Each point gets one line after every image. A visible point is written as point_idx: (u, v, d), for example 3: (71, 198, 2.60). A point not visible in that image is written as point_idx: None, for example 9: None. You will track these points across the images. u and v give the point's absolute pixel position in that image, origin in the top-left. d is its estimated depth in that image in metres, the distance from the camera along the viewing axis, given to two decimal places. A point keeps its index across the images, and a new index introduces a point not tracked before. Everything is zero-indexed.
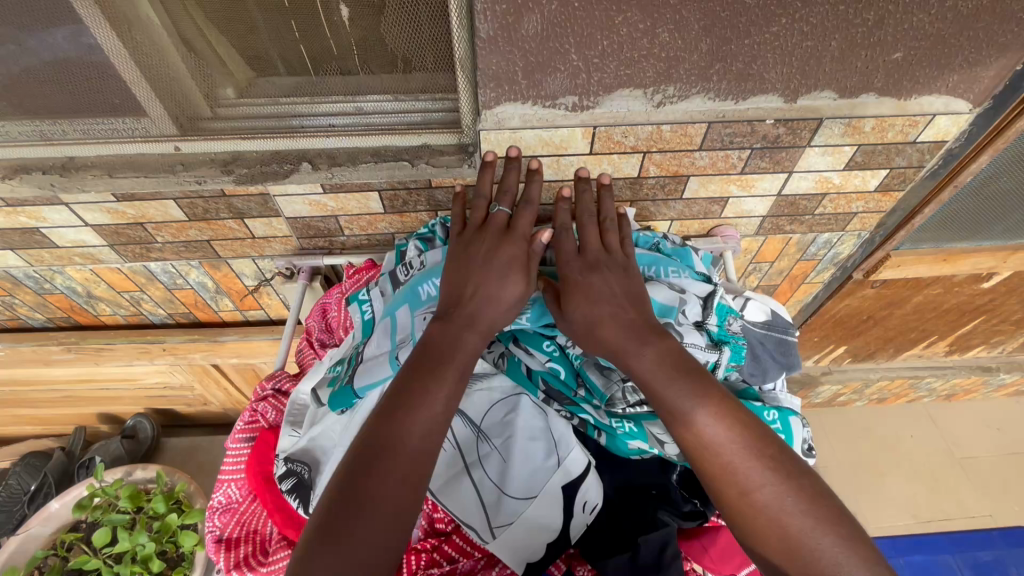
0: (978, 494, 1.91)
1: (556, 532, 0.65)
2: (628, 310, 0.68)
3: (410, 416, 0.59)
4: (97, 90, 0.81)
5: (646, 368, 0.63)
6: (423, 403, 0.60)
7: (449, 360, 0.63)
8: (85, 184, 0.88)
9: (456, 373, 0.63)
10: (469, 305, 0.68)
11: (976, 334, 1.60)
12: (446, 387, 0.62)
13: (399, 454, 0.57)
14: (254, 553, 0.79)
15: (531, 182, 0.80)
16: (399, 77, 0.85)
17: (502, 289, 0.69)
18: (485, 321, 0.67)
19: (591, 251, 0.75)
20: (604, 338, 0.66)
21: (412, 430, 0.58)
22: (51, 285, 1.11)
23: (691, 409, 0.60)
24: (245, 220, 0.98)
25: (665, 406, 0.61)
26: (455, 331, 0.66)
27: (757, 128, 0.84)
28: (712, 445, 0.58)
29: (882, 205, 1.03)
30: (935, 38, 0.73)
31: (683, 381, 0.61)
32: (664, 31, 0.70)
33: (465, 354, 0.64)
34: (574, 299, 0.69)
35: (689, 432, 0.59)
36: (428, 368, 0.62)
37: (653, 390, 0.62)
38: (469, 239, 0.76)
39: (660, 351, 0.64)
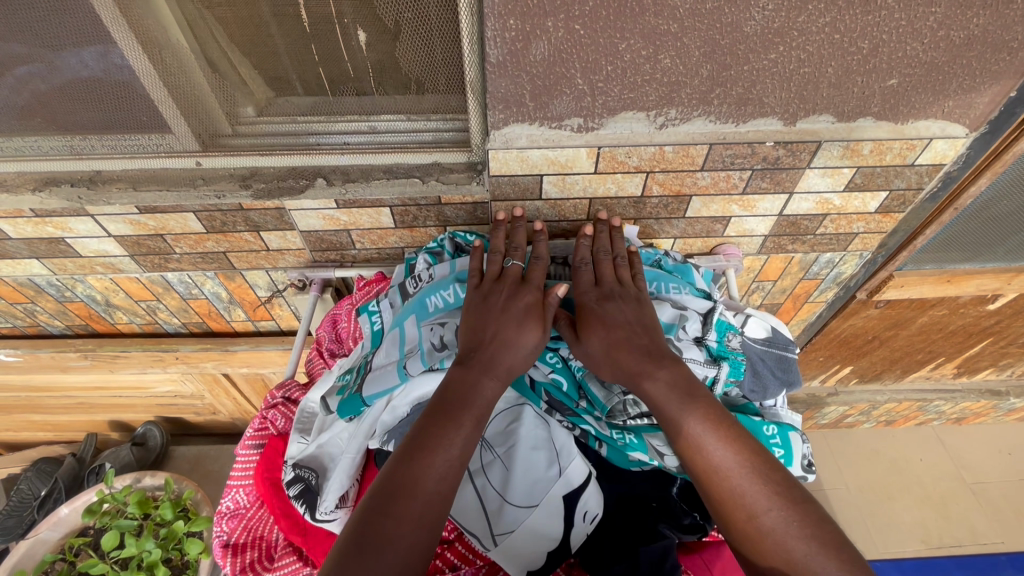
0: (990, 521, 1.88)
1: (556, 540, 0.66)
2: (642, 335, 0.70)
3: (429, 458, 0.59)
4: (126, 108, 0.85)
5: (659, 393, 0.65)
6: (439, 445, 0.60)
7: (467, 403, 0.63)
8: (111, 197, 0.92)
9: (474, 416, 0.63)
10: (487, 350, 0.68)
11: (983, 357, 1.60)
12: (463, 431, 0.62)
13: (415, 496, 0.57)
14: (261, 559, 0.81)
15: (539, 240, 0.81)
16: (412, 98, 0.89)
17: (522, 335, 0.69)
18: (504, 365, 0.67)
19: (606, 284, 0.77)
20: (621, 363, 0.68)
21: (429, 472, 0.58)
22: (72, 293, 1.15)
23: (701, 434, 0.61)
24: (260, 233, 1.01)
25: (676, 430, 0.63)
26: (473, 376, 0.65)
27: (757, 150, 0.87)
28: (721, 469, 0.59)
29: (883, 226, 1.05)
30: (929, 66, 0.76)
31: (693, 406, 0.63)
32: (666, 58, 0.74)
33: (484, 397, 0.64)
34: (589, 328, 0.71)
35: (698, 455, 0.61)
36: (446, 410, 0.63)
37: (664, 414, 0.64)
38: (487, 290, 0.74)
39: (673, 374, 0.66)
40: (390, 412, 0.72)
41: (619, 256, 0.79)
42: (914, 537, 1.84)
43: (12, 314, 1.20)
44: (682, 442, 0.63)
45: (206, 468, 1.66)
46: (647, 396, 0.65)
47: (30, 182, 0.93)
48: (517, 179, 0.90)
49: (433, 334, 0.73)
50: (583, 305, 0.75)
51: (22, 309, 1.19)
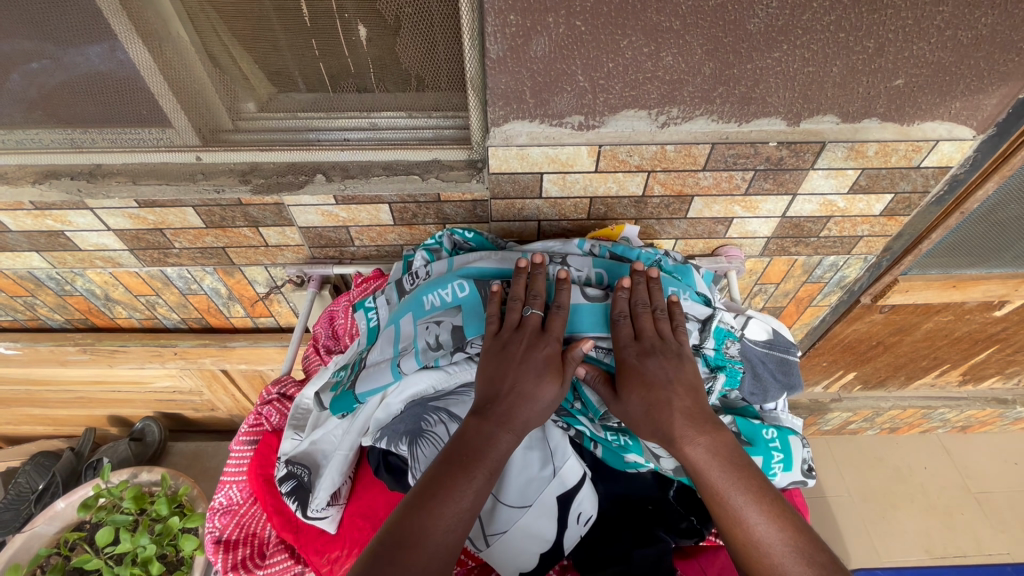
0: (996, 531, 1.85)
1: (549, 542, 0.64)
2: (683, 396, 0.63)
3: (438, 510, 0.54)
4: (126, 101, 0.85)
5: (699, 458, 0.58)
6: (450, 497, 0.55)
7: (481, 456, 0.58)
8: (110, 190, 0.92)
9: (488, 470, 0.58)
10: (504, 403, 0.62)
11: (989, 364, 1.58)
12: (476, 485, 0.57)
13: (420, 549, 0.52)
14: (252, 556, 0.80)
15: (562, 287, 0.72)
16: (412, 95, 0.88)
17: (541, 390, 0.63)
18: (522, 419, 0.61)
19: (646, 337, 0.68)
20: (660, 424, 0.61)
21: (438, 525, 0.53)
22: (71, 286, 1.15)
23: (744, 507, 0.55)
24: (259, 229, 1.01)
25: (714, 498, 0.57)
26: (489, 428, 0.60)
27: (760, 150, 0.86)
28: (761, 545, 0.54)
29: (887, 230, 1.03)
30: (935, 66, 0.75)
31: (737, 475, 0.57)
32: (668, 55, 0.73)
33: (499, 451, 0.59)
34: (628, 384, 0.64)
35: (736, 527, 0.55)
36: (458, 461, 0.58)
37: (702, 480, 0.58)
38: (505, 340, 0.68)
39: (716, 441, 0.59)
40: (384, 409, 0.72)
41: (659, 308, 0.71)
42: (918, 546, 1.81)
43: (12, 307, 1.20)
44: (718, 511, 0.57)
45: (204, 464, 1.65)
46: (685, 459, 0.59)
47: (30, 176, 0.93)
48: (517, 177, 0.89)
49: (428, 333, 0.71)
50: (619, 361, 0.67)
51: (22, 302, 1.19)
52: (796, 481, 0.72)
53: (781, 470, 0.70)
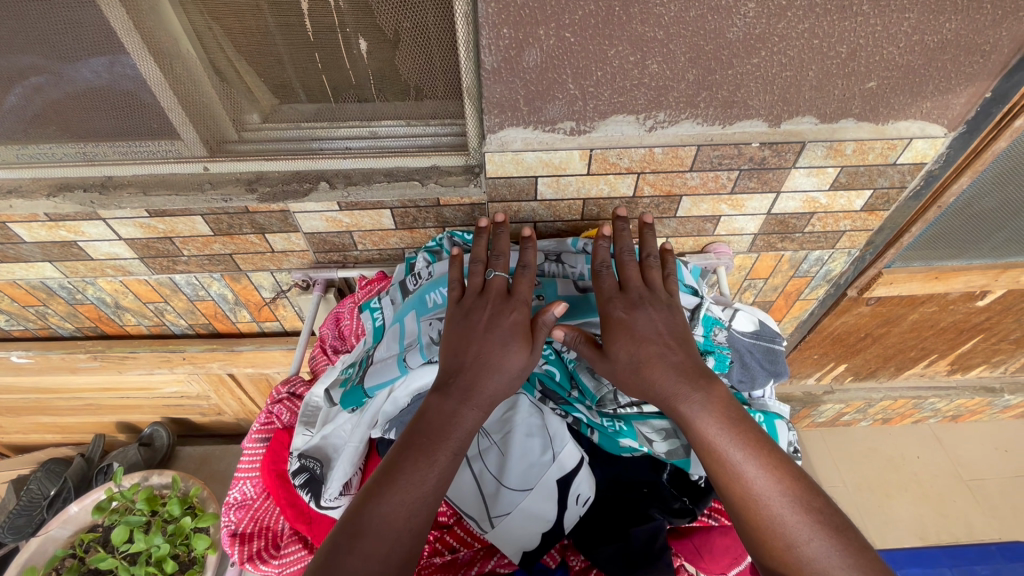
0: (988, 518, 1.89)
1: (549, 522, 0.68)
2: (674, 351, 0.66)
3: (398, 495, 0.57)
4: (137, 115, 0.89)
5: (696, 417, 0.61)
6: (410, 482, 0.58)
7: (444, 437, 0.61)
8: (122, 201, 0.95)
9: (452, 449, 0.61)
10: (469, 375, 0.65)
11: (976, 353, 1.62)
12: (437, 467, 0.59)
13: (382, 534, 0.55)
14: (267, 548, 0.84)
15: (528, 247, 0.77)
16: (411, 104, 0.92)
17: (504, 358, 0.66)
18: (486, 393, 0.64)
19: (632, 288, 0.73)
20: (654, 381, 0.64)
21: (398, 511, 0.56)
22: (82, 295, 1.18)
23: (742, 463, 0.58)
24: (265, 236, 1.05)
25: (712, 455, 0.60)
26: (453, 406, 0.63)
27: (744, 151, 0.90)
28: (761, 497, 0.57)
29: (869, 224, 1.08)
30: (906, 69, 0.79)
31: (730, 431, 0.60)
32: (653, 63, 0.77)
33: (463, 430, 0.62)
34: (618, 338, 0.68)
35: (736, 482, 0.58)
36: (420, 443, 0.61)
37: (701, 439, 0.61)
38: (469, 306, 0.72)
39: (709, 396, 0.62)
40: (391, 402, 0.75)
41: (649, 257, 0.76)
42: (911, 533, 1.86)
43: (23, 316, 1.24)
44: (718, 469, 0.59)
45: (212, 468, 1.68)
46: (681, 419, 0.62)
47: (44, 188, 0.96)
48: (513, 181, 0.94)
49: (431, 329, 0.76)
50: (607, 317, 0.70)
51: (33, 311, 1.22)
52: None
53: None
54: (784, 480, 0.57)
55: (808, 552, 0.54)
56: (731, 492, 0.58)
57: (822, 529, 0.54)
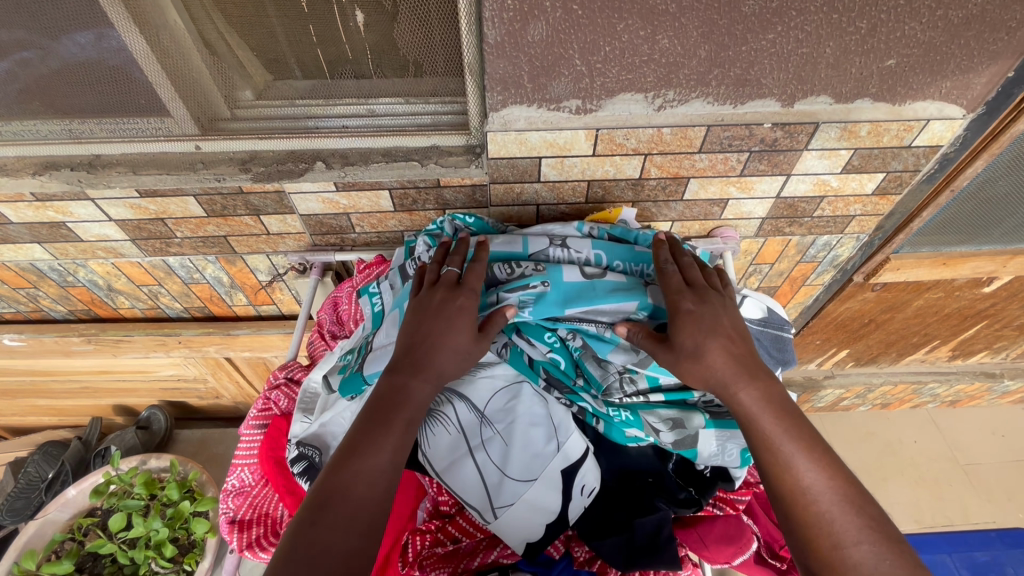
0: (983, 501, 1.91)
1: (554, 513, 0.67)
2: (737, 345, 0.63)
3: (357, 464, 0.57)
4: (124, 91, 0.85)
5: (753, 406, 0.60)
6: (367, 452, 0.58)
7: (396, 409, 0.61)
8: (111, 181, 0.92)
9: (406, 419, 0.61)
10: (416, 355, 0.64)
11: (978, 339, 1.62)
12: (391, 436, 0.59)
13: (345, 505, 0.55)
14: (267, 535, 0.84)
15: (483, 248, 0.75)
16: (410, 81, 0.89)
17: (452, 337, 0.65)
18: (437, 368, 0.64)
19: (699, 284, 0.68)
20: (714, 368, 0.62)
21: (357, 479, 0.56)
22: (74, 278, 1.15)
23: (794, 454, 0.57)
24: (260, 217, 1.02)
25: (764, 443, 0.59)
26: (403, 380, 0.62)
27: (755, 132, 0.87)
28: (810, 490, 0.56)
29: (879, 209, 1.05)
30: (927, 46, 0.76)
31: (785, 421, 0.59)
32: (664, 38, 0.74)
33: (414, 401, 0.62)
34: (684, 327, 0.63)
35: (786, 473, 0.57)
36: (375, 416, 0.60)
37: (756, 426, 0.60)
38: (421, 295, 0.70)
39: (769, 390, 0.61)
40: None
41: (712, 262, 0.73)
42: (907, 516, 1.87)
43: (13, 298, 1.21)
44: (767, 458, 0.59)
45: (210, 451, 1.67)
46: (736, 406, 0.61)
47: (29, 167, 0.93)
48: (516, 162, 0.90)
49: None
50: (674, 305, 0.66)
51: (24, 294, 1.20)
52: None
53: None
54: (814, 475, 0.56)
55: (825, 548, 0.53)
56: (779, 485, 0.57)
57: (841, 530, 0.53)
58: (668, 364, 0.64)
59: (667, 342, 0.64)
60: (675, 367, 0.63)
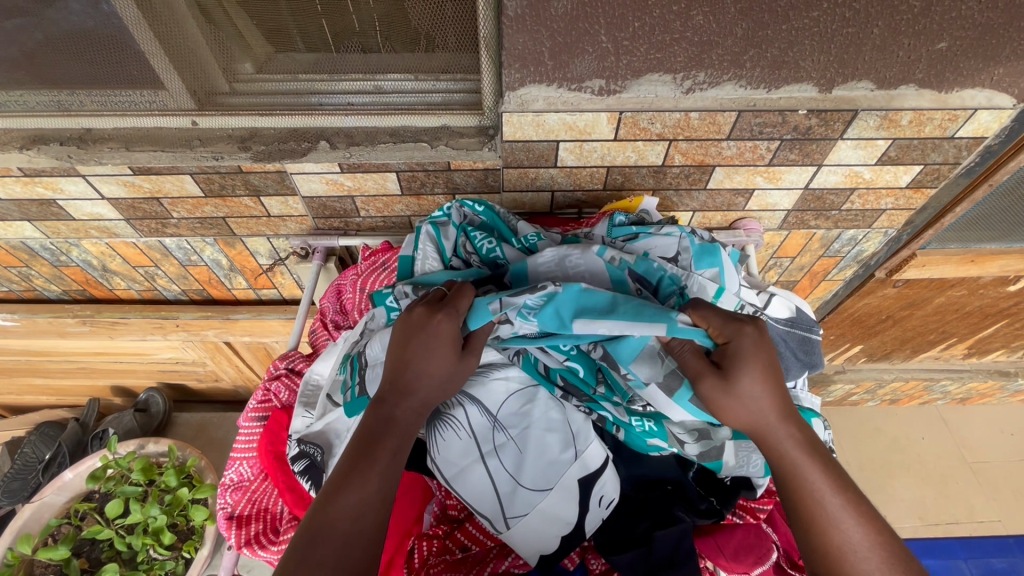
0: (989, 500, 1.89)
1: (570, 525, 0.64)
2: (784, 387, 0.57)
3: (341, 498, 0.52)
4: (116, 60, 0.80)
5: (797, 454, 0.54)
6: (351, 484, 0.53)
7: (380, 437, 0.56)
8: (102, 157, 0.87)
9: (391, 449, 0.56)
10: (397, 379, 0.59)
11: (996, 338, 1.57)
12: (376, 467, 0.54)
13: (328, 543, 0.50)
14: (265, 532, 0.80)
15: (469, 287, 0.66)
16: (421, 56, 0.83)
17: (431, 362, 0.59)
18: (420, 394, 0.58)
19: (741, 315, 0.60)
20: (765, 413, 0.54)
21: (341, 517, 0.51)
22: (67, 257, 1.11)
23: (840, 510, 0.52)
24: (261, 198, 0.97)
25: (812, 500, 0.53)
26: (386, 408, 0.57)
27: (789, 119, 0.81)
28: (855, 549, 0.51)
29: (912, 203, 1.00)
30: (983, 28, 0.70)
31: (828, 472, 0.54)
32: (698, 14, 0.68)
33: (399, 429, 0.57)
34: (739, 367, 0.55)
35: (831, 531, 0.52)
36: (358, 446, 0.55)
37: (797, 476, 0.54)
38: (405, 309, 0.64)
39: (813, 440, 0.55)
40: None
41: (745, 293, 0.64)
42: (911, 513, 1.86)
43: (6, 277, 1.17)
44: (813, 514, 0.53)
45: (210, 435, 1.65)
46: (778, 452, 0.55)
47: (16, 140, 0.88)
48: (531, 145, 0.85)
49: None
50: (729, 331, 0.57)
51: (16, 272, 1.16)
52: None
53: None
54: (861, 531, 0.51)
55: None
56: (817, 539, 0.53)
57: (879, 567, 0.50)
58: (717, 398, 0.55)
59: (719, 371, 0.56)
60: (727, 401, 0.55)
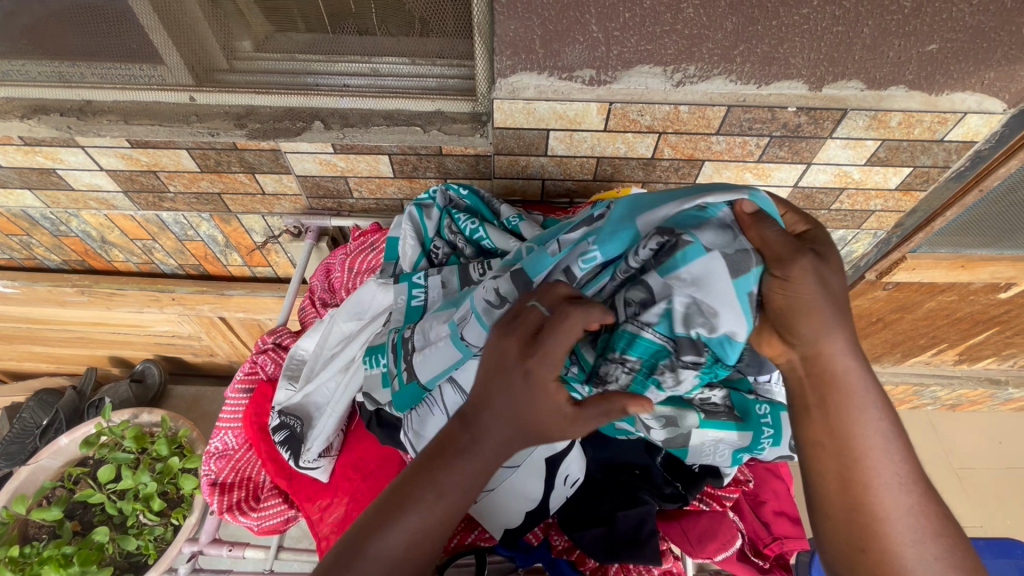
0: (972, 506, 1.90)
1: (535, 501, 0.66)
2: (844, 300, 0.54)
3: (397, 521, 0.49)
4: (116, 32, 0.81)
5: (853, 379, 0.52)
6: (410, 509, 0.49)
7: (452, 467, 0.50)
8: (101, 129, 0.88)
9: (461, 482, 0.50)
10: (490, 412, 0.49)
11: (987, 345, 1.57)
12: (441, 498, 0.50)
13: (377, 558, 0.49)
14: (247, 499, 0.84)
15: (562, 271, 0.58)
16: (416, 40, 0.84)
17: (535, 407, 0.49)
18: (511, 432, 0.49)
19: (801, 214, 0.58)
20: (829, 330, 0.52)
21: (395, 536, 0.49)
22: (66, 227, 1.13)
23: (889, 449, 0.52)
24: (256, 176, 0.98)
25: (866, 435, 0.52)
26: (466, 437, 0.50)
27: (778, 115, 0.82)
28: (902, 488, 0.51)
29: (901, 205, 1.00)
30: (973, 31, 0.70)
31: (876, 394, 0.53)
32: (689, 7, 0.68)
33: (475, 462, 0.50)
34: (821, 268, 0.53)
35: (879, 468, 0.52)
36: (428, 468, 0.50)
37: (848, 395, 0.52)
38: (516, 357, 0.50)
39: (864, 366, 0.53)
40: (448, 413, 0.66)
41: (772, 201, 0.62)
42: None
43: (8, 245, 1.20)
44: (864, 452, 0.52)
45: (204, 409, 1.68)
46: (831, 368, 0.52)
47: (17, 109, 0.89)
48: (522, 133, 0.86)
49: (487, 292, 0.62)
50: (812, 225, 0.58)
51: (18, 241, 1.18)
52: (783, 455, 0.68)
53: (770, 445, 0.66)
54: (906, 468, 0.52)
55: None
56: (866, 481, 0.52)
57: (909, 506, 0.51)
58: (814, 276, 0.52)
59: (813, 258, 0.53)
60: (822, 300, 0.52)
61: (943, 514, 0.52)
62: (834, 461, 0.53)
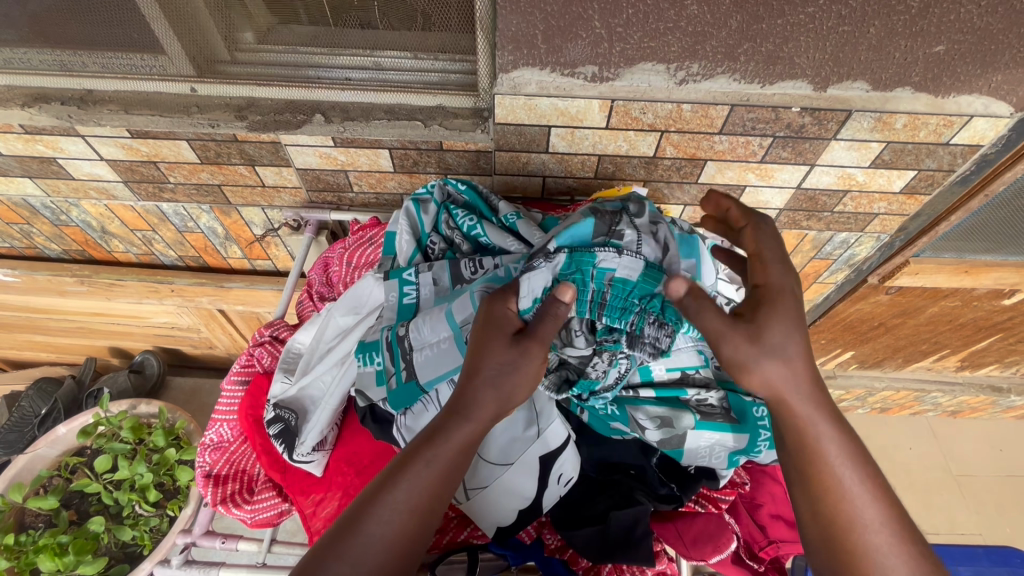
0: (971, 514, 1.89)
1: (529, 499, 0.65)
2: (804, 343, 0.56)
3: (377, 497, 0.52)
4: (116, 21, 0.81)
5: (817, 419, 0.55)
6: (386, 485, 0.52)
7: (428, 442, 0.54)
8: (102, 118, 0.88)
9: (433, 454, 0.53)
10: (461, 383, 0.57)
11: (990, 352, 1.56)
12: (413, 470, 0.53)
13: (355, 540, 0.50)
14: (241, 492, 0.85)
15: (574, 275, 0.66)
16: (418, 34, 0.83)
17: (494, 355, 0.56)
18: (479, 399, 0.55)
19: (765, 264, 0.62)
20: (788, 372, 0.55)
21: (372, 515, 0.51)
22: (67, 217, 1.14)
23: (858, 486, 0.53)
24: (256, 168, 0.98)
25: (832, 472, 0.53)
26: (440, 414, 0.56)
27: (782, 115, 0.81)
28: (872, 526, 0.52)
29: (905, 208, 1.00)
30: (982, 33, 0.69)
31: (839, 431, 0.55)
32: (693, 4, 0.68)
33: (447, 434, 0.54)
34: (767, 319, 0.56)
35: (847, 504, 0.53)
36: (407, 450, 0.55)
37: (811, 434, 0.55)
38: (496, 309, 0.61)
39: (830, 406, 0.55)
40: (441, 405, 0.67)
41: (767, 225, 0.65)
42: None
43: (9, 233, 1.20)
44: (834, 489, 0.53)
45: (203, 401, 1.69)
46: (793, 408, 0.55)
47: (19, 97, 0.89)
48: (523, 130, 0.86)
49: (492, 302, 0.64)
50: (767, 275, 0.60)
51: (19, 229, 1.19)
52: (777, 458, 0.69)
53: (766, 449, 0.67)
54: (877, 507, 0.52)
55: None
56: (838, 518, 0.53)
57: (882, 544, 0.51)
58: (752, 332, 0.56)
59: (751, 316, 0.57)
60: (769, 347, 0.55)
61: (924, 550, 0.52)
62: (805, 498, 0.55)
